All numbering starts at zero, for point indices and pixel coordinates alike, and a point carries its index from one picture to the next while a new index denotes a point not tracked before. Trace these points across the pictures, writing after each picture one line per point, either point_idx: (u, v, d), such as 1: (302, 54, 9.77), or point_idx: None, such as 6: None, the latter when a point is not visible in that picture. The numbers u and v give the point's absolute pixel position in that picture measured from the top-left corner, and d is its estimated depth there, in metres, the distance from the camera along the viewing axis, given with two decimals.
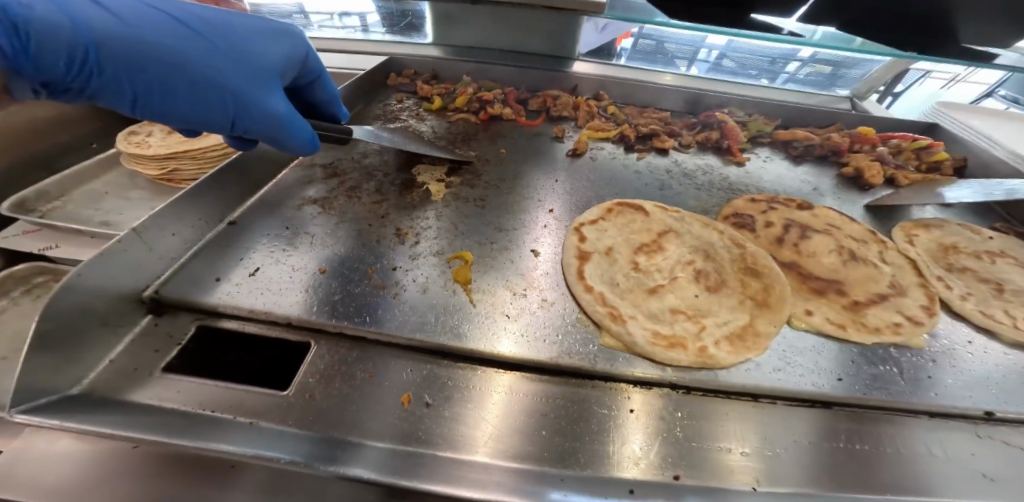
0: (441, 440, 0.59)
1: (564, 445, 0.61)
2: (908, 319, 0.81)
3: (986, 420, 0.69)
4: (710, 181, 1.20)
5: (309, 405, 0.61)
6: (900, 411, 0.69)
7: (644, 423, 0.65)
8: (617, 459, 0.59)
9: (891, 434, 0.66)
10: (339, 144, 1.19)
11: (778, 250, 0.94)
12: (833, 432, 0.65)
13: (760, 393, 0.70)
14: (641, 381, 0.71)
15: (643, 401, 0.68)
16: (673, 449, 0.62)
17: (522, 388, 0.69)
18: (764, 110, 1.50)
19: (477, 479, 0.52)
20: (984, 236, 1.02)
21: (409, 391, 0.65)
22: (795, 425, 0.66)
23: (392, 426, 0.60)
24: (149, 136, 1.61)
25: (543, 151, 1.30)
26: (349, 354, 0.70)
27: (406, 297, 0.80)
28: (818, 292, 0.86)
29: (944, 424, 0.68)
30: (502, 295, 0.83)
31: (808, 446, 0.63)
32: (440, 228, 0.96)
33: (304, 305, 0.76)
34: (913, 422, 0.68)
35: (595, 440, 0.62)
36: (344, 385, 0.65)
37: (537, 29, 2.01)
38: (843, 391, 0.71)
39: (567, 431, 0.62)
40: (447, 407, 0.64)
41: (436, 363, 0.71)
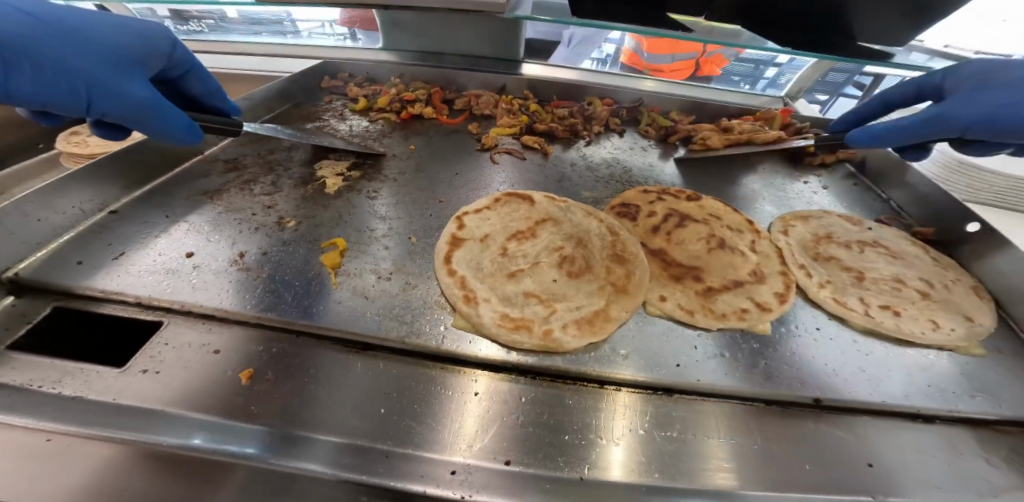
0: (403, 434, 0.62)
1: (517, 437, 0.63)
2: (756, 305, 0.83)
3: (814, 407, 0.70)
4: (610, 173, 1.23)
5: (187, 398, 0.64)
6: (729, 397, 0.70)
7: (572, 413, 0.66)
8: (565, 452, 0.61)
9: (706, 422, 0.67)
10: (251, 141, 1.24)
11: (651, 239, 0.97)
12: (657, 417, 0.67)
13: (604, 379, 0.72)
14: (541, 372, 0.73)
15: (541, 391, 0.70)
16: (547, 440, 0.63)
17: (365, 368, 0.71)
18: (681, 107, 1.54)
19: (365, 464, 0.56)
20: (862, 226, 1.04)
21: (364, 388, 0.68)
22: (618, 407, 0.68)
23: (222, 398, 0.63)
24: (90, 136, 1.66)
25: (456, 146, 1.33)
26: (239, 342, 0.73)
27: (268, 280, 0.82)
28: (676, 279, 0.88)
29: (772, 412, 0.69)
30: (366, 280, 0.86)
31: (628, 432, 0.65)
32: (328, 218, 0.99)
33: (212, 295, 0.78)
34: (739, 408, 0.69)
35: (553, 432, 0.64)
36: (203, 369, 0.68)
37: (480, 33, 2.06)
38: (675, 375, 0.73)
39: (499, 420, 0.65)
40: (409, 404, 0.66)
41: (289, 341, 0.74)
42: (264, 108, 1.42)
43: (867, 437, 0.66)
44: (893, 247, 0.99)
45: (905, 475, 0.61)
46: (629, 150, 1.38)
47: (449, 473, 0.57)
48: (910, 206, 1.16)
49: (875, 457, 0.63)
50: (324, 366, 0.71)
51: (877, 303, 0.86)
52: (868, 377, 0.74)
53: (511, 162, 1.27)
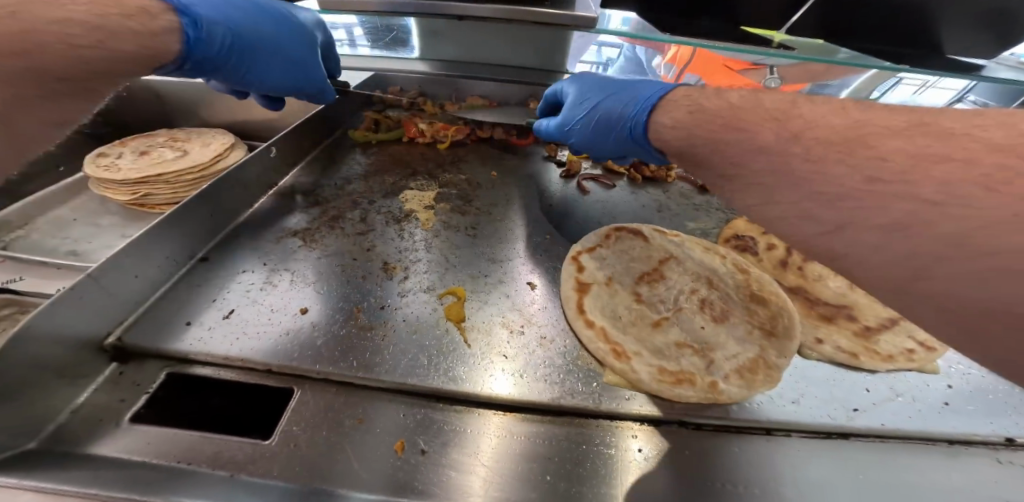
0: (424, 486, 0.54)
1: (547, 489, 0.56)
2: (921, 345, 0.78)
3: (1005, 446, 0.67)
4: (708, 199, 1.18)
5: (309, 459, 0.56)
6: (917, 437, 0.67)
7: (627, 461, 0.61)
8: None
9: (906, 466, 0.63)
10: (323, 171, 1.14)
11: (783, 275, 0.92)
12: (854, 460, 0.63)
13: (773, 426, 0.67)
14: (653, 418, 0.67)
15: (643, 439, 0.64)
16: (680, 496, 0.57)
17: (524, 428, 0.64)
18: None
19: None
20: None
21: (428, 440, 0.60)
22: (810, 457, 0.63)
23: (383, 474, 0.55)
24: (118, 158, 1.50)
25: (537, 171, 1.25)
26: (346, 400, 0.65)
27: (396, 339, 0.74)
28: (828, 318, 0.82)
29: (966, 453, 0.65)
30: (499, 335, 0.78)
31: (835, 479, 0.61)
32: (435, 260, 0.91)
33: (308, 353, 0.69)
34: (930, 449, 0.66)
35: (579, 479, 0.58)
36: (332, 434, 0.60)
37: (525, 44, 1.98)
38: (859, 422, 0.68)
39: (530, 469, 0.58)
40: (432, 451, 0.59)
41: (435, 406, 0.66)
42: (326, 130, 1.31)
43: None
44: None
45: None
46: None
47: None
48: None
49: None
50: (477, 429, 0.63)
51: None
52: None
53: (600, 190, 1.20)
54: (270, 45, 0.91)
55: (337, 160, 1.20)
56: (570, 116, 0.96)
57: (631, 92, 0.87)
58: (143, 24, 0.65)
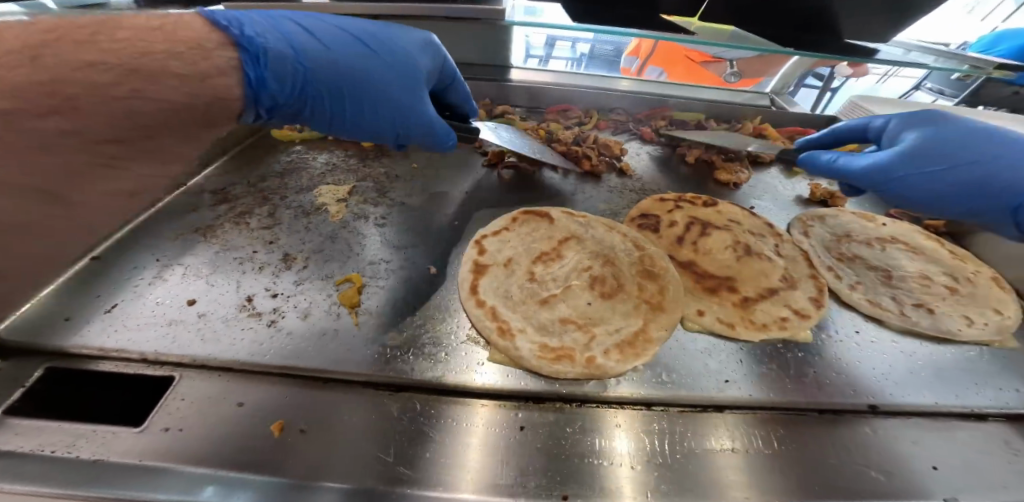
0: (396, 470, 0.57)
1: (519, 466, 0.59)
2: (794, 312, 0.82)
3: (871, 414, 0.69)
4: (623, 183, 1.22)
5: (210, 444, 0.57)
6: (786, 409, 0.69)
7: (571, 437, 0.63)
8: (568, 479, 0.57)
9: (776, 438, 0.65)
10: (238, 169, 1.14)
11: (678, 250, 0.95)
12: (723, 436, 0.64)
13: (653, 400, 0.68)
14: (537, 396, 0.68)
15: (565, 417, 0.66)
16: (609, 467, 0.59)
17: (404, 408, 0.65)
18: (681, 105, 1.53)
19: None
20: (876, 222, 1.05)
21: (310, 421, 0.62)
22: (682, 429, 0.65)
23: (262, 456, 0.56)
24: None
25: (460, 163, 1.27)
26: (223, 386, 0.65)
27: (283, 327, 0.75)
28: (712, 291, 0.86)
29: (835, 421, 0.67)
30: (390, 317, 0.80)
31: (703, 457, 0.61)
32: (338, 251, 0.92)
33: (191, 343, 0.70)
34: (799, 420, 0.67)
35: (567, 460, 0.59)
36: (207, 416, 0.61)
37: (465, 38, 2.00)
38: (729, 392, 0.70)
39: (502, 451, 0.60)
40: (395, 436, 0.61)
41: (317, 388, 0.67)
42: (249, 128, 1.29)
43: (936, 444, 0.65)
44: (910, 242, 1.00)
45: (985, 480, 0.61)
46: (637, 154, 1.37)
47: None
48: None
49: (942, 461, 0.63)
50: (357, 409, 0.64)
51: (910, 301, 0.86)
52: (920, 379, 0.74)
53: (520, 177, 1.23)
54: (363, 83, 0.83)
55: (256, 158, 1.20)
56: (899, 169, 0.85)
57: (997, 164, 0.80)
58: (209, 65, 0.59)
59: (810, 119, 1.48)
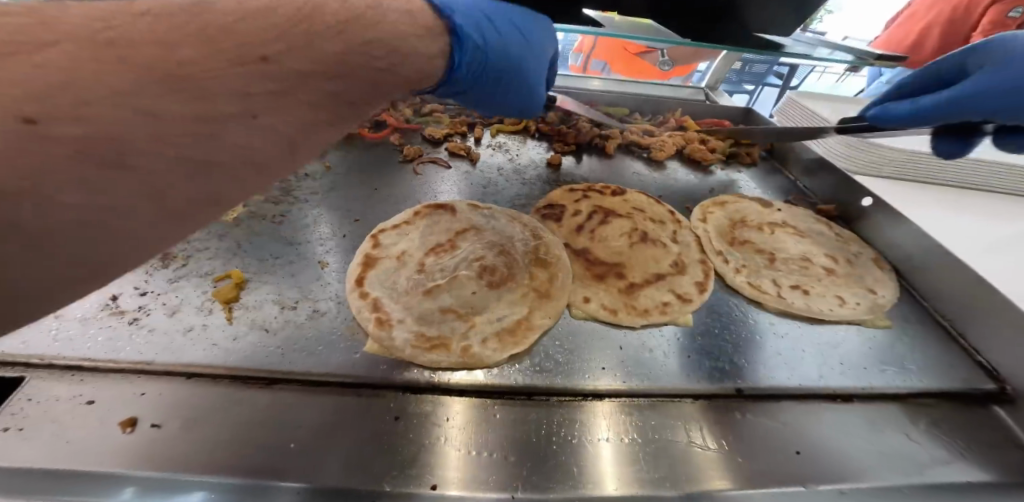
0: (219, 460, 0.56)
1: (349, 455, 0.58)
2: (677, 297, 0.84)
3: (737, 397, 0.70)
4: (538, 175, 1.23)
5: (38, 443, 0.56)
6: (659, 395, 0.69)
7: (414, 428, 0.62)
8: (392, 468, 0.57)
9: (642, 422, 0.66)
10: None
11: (575, 239, 0.96)
12: (593, 426, 0.64)
13: (533, 390, 0.68)
14: (411, 387, 0.68)
15: (414, 406, 0.66)
16: (450, 455, 0.59)
17: (264, 403, 0.64)
18: (607, 100, 1.56)
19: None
20: (773, 208, 1.08)
21: (165, 416, 0.61)
22: (543, 416, 0.65)
23: (101, 449, 0.56)
24: None
25: (377, 159, 1.27)
26: (77, 387, 0.64)
27: (147, 324, 0.72)
28: (600, 278, 0.87)
29: (699, 407, 0.69)
30: (267, 311, 0.78)
31: (567, 449, 0.61)
32: (226, 248, 0.89)
33: (44, 343, 0.68)
34: (671, 407, 0.68)
35: (536, 458, 0.59)
36: (62, 412, 0.60)
37: None
38: (602, 380, 0.71)
39: (339, 440, 0.60)
40: (232, 428, 0.60)
41: (177, 384, 0.65)
42: None
43: (800, 424, 0.67)
44: (801, 226, 1.04)
45: (839, 461, 0.63)
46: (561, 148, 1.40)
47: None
48: (816, 187, 1.22)
49: (805, 443, 0.64)
50: (216, 406, 0.63)
51: (790, 283, 0.89)
52: (792, 358, 0.76)
53: (435, 172, 1.23)
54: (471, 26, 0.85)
55: None
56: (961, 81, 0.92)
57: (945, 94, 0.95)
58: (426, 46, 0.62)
59: (729, 112, 1.52)
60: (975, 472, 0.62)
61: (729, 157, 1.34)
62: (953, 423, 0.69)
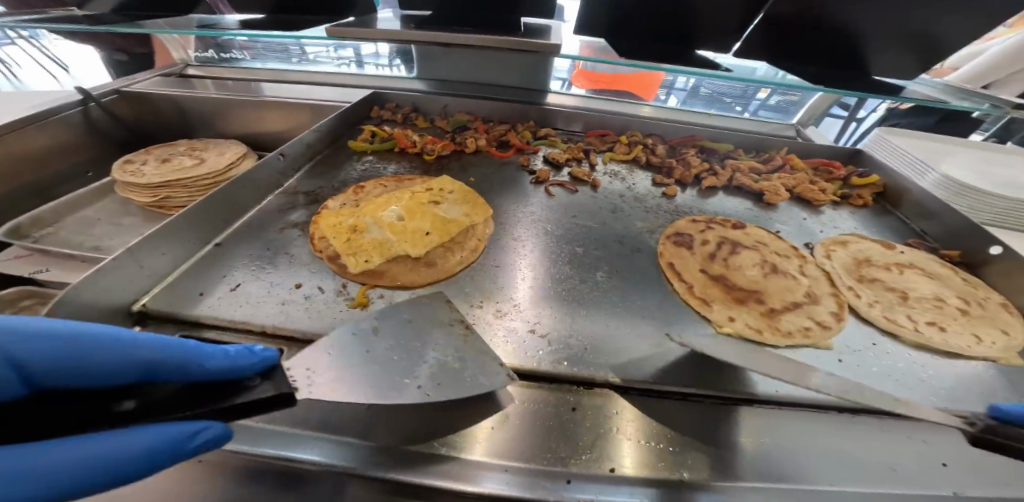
0: (412, 436, 0.65)
1: (534, 441, 0.66)
2: (817, 323, 0.92)
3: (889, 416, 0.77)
4: (658, 204, 1.35)
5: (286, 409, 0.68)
6: (815, 405, 0.76)
7: (591, 419, 0.70)
8: (575, 452, 0.65)
9: (807, 437, 0.71)
10: (320, 175, 1.32)
11: (710, 265, 1.07)
12: (755, 426, 0.72)
13: (695, 390, 0.76)
14: (585, 382, 0.77)
15: (588, 400, 0.74)
16: (612, 443, 0.67)
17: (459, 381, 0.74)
18: (711, 133, 1.67)
19: (489, 476, 0.61)
20: (895, 249, 1.15)
21: None
22: (716, 419, 0.73)
23: (346, 420, 0.67)
24: (144, 165, 1.82)
25: (510, 178, 1.43)
26: None
27: (373, 309, 0.88)
28: (740, 302, 0.98)
29: (855, 423, 0.75)
30: (461, 306, 0.92)
31: (754, 449, 0.68)
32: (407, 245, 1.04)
33: (294, 317, 0.82)
34: (828, 419, 0.75)
35: (707, 454, 0.67)
36: None
37: (508, 66, 2.22)
38: (763, 386, 0.78)
39: (515, 425, 0.68)
40: (430, 409, 0.69)
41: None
42: (330, 139, 1.48)
43: (954, 448, 0.73)
44: (927, 269, 1.10)
45: (976, 480, 0.69)
46: (664, 168, 1.52)
47: (563, 482, 0.61)
48: (934, 231, 1.27)
49: (953, 460, 0.71)
50: None
51: (927, 320, 0.94)
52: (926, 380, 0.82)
53: (564, 194, 1.37)
54: None
55: (336, 167, 1.38)
56: None
57: None
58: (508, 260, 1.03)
59: (835, 151, 1.57)
60: None
61: (841, 194, 1.40)
62: None
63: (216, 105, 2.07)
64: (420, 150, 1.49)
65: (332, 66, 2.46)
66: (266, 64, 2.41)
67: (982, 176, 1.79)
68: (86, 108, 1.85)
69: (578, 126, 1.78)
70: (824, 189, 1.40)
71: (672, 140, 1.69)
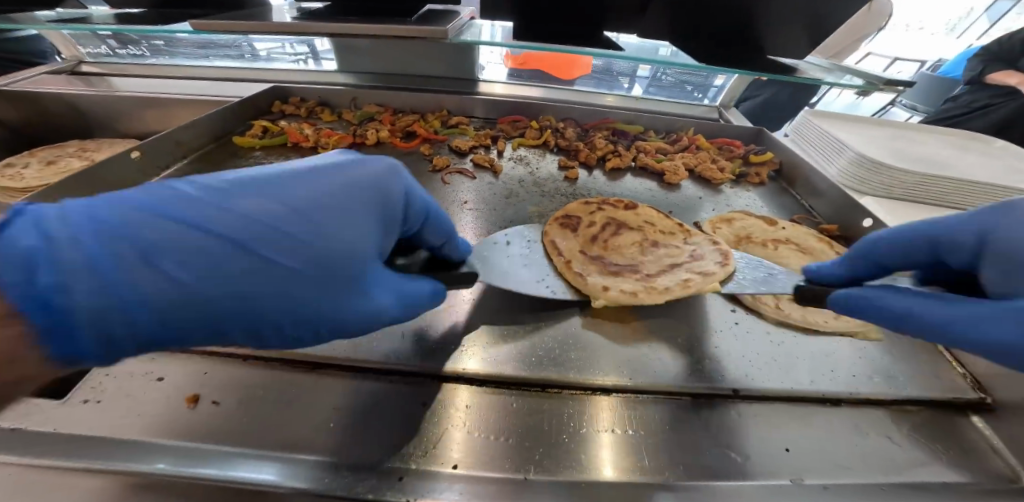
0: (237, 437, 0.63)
1: (360, 444, 0.63)
2: (697, 273, 0.92)
3: (732, 397, 0.75)
4: (557, 188, 1.33)
5: (94, 416, 0.63)
6: (669, 392, 0.75)
7: (436, 413, 0.69)
8: (417, 449, 0.63)
9: (649, 421, 0.71)
10: (196, 171, 1.25)
11: (590, 247, 1.06)
12: (601, 417, 0.71)
13: (548, 383, 0.75)
14: (440, 375, 0.75)
15: (439, 394, 0.72)
16: (450, 437, 0.65)
17: (304, 385, 0.72)
18: (624, 116, 1.66)
19: (294, 478, 0.57)
20: (777, 225, 1.17)
21: (224, 395, 0.69)
22: (563, 410, 0.71)
23: (164, 422, 0.63)
24: (27, 167, 1.69)
25: (408, 168, 1.38)
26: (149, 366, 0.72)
27: None
28: (617, 273, 0.97)
29: (704, 405, 0.74)
30: None
31: (591, 444, 0.66)
32: None
33: None
34: (679, 404, 0.74)
35: (543, 445, 0.65)
36: (130, 387, 0.68)
37: (433, 55, 2.16)
38: (617, 376, 0.78)
39: (353, 422, 0.66)
40: (266, 410, 0.67)
41: (236, 366, 0.74)
42: (216, 133, 1.39)
43: (803, 433, 0.70)
44: (803, 243, 1.12)
45: (817, 463, 0.66)
46: (572, 150, 1.49)
47: (395, 478, 0.58)
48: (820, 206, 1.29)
49: (795, 443, 0.68)
50: (272, 384, 0.71)
51: (788, 295, 0.96)
52: (781, 360, 0.83)
53: (462, 182, 1.33)
54: None
55: (216, 163, 1.30)
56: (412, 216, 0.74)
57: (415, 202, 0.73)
58: None
59: (741, 131, 1.59)
60: (950, 474, 0.66)
61: (738, 173, 1.41)
62: (933, 430, 0.73)
63: (113, 103, 1.93)
64: (314, 143, 1.42)
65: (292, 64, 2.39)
66: (179, 60, 2.28)
67: (891, 153, 1.84)
68: None
69: (494, 114, 1.74)
70: (723, 169, 1.42)
71: (586, 125, 1.67)
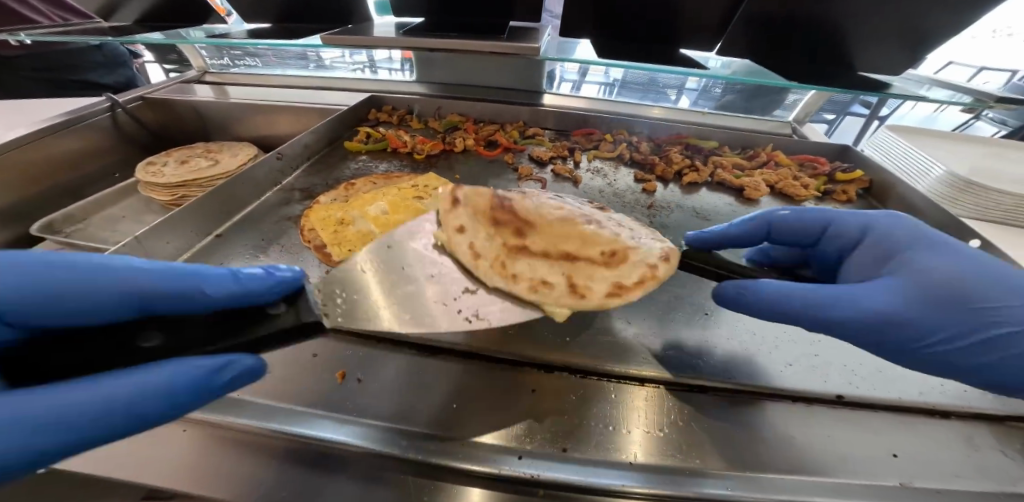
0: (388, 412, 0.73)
1: (493, 420, 0.73)
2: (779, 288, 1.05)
3: (836, 403, 0.79)
4: (636, 199, 1.40)
5: (274, 383, 0.78)
6: (759, 393, 0.80)
7: (551, 401, 0.77)
8: (545, 432, 0.72)
9: (752, 417, 0.76)
10: (318, 172, 1.43)
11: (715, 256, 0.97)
12: (706, 412, 0.76)
13: (645, 378, 0.82)
14: (546, 366, 0.83)
15: (549, 383, 0.81)
16: (570, 423, 0.73)
17: (428, 367, 0.82)
18: (698, 130, 1.69)
19: (452, 449, 0.68)
20: None
21: (365, 373, 0.81)
22: (671, 405, 0.77)
23: (331, 395, 0.76)
24: (165, 165, 1.98)
25: (494, 175, 1.49)
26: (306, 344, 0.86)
27: None
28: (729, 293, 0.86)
29: (808, 410, 0.78)
30: None
31: (700, 437, 0.72)
32: (386, 235, 1.12)
33: None
34: (778, 406, 0.78)
35: (656, 435, 0.72)
36: (296, 363, 0.82)
37: (505, 68, 2.28)
38: (715, 376, 0.82)
39: (484, 405, 0.76)
40: (407, 390, 0.77)
41: (369, 345, 0.86)
42: (329, 137, 1.58)
43: (908, 439, 0.74)
44: None
45: (925, 470, 0.69)
46: (648, 163, 1.54)
47: (515, 458, 0.67)
48: None
49: (899, 448, 0.72)
50: (401, 363, 0.83)
51: None
52: (880, 373, 0.84)
53: (535, 188, 1.43)
54: None
55: (332, 165, 1.48)
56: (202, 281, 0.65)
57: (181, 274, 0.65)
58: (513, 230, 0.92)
59: (823, 147, 1.57)
60: None
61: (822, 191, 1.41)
62: None
63: (230, 110, 2.21)
64: (410, 149, 1.57)
65: (347, 71, 2.61)
66: (279, 71, 2.56)
67: (994, 172, 1.72)
68: (113, 113, 2.03)
69: (567, 125, 1.83)
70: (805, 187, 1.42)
71: (659, 138, 1.72)
